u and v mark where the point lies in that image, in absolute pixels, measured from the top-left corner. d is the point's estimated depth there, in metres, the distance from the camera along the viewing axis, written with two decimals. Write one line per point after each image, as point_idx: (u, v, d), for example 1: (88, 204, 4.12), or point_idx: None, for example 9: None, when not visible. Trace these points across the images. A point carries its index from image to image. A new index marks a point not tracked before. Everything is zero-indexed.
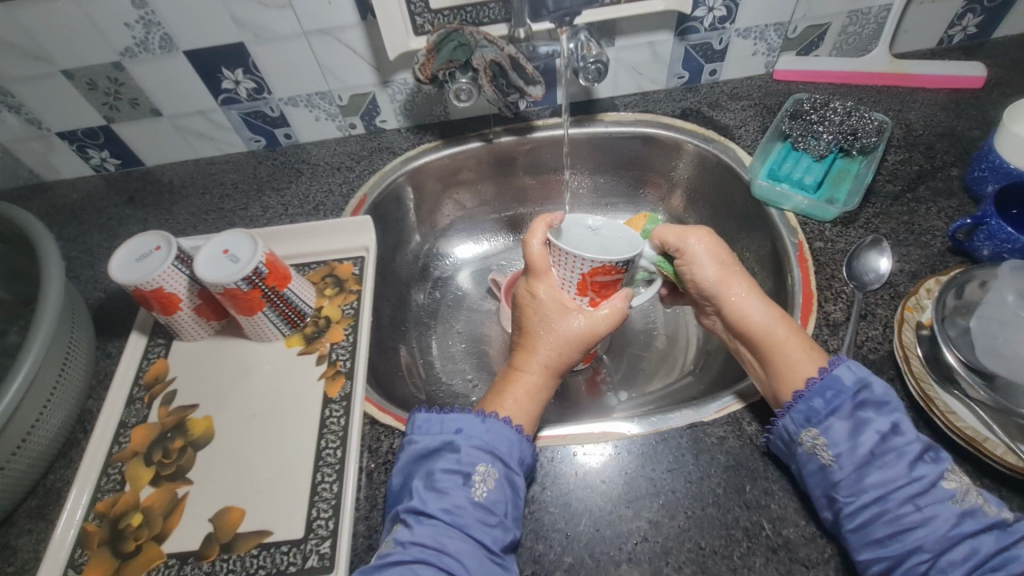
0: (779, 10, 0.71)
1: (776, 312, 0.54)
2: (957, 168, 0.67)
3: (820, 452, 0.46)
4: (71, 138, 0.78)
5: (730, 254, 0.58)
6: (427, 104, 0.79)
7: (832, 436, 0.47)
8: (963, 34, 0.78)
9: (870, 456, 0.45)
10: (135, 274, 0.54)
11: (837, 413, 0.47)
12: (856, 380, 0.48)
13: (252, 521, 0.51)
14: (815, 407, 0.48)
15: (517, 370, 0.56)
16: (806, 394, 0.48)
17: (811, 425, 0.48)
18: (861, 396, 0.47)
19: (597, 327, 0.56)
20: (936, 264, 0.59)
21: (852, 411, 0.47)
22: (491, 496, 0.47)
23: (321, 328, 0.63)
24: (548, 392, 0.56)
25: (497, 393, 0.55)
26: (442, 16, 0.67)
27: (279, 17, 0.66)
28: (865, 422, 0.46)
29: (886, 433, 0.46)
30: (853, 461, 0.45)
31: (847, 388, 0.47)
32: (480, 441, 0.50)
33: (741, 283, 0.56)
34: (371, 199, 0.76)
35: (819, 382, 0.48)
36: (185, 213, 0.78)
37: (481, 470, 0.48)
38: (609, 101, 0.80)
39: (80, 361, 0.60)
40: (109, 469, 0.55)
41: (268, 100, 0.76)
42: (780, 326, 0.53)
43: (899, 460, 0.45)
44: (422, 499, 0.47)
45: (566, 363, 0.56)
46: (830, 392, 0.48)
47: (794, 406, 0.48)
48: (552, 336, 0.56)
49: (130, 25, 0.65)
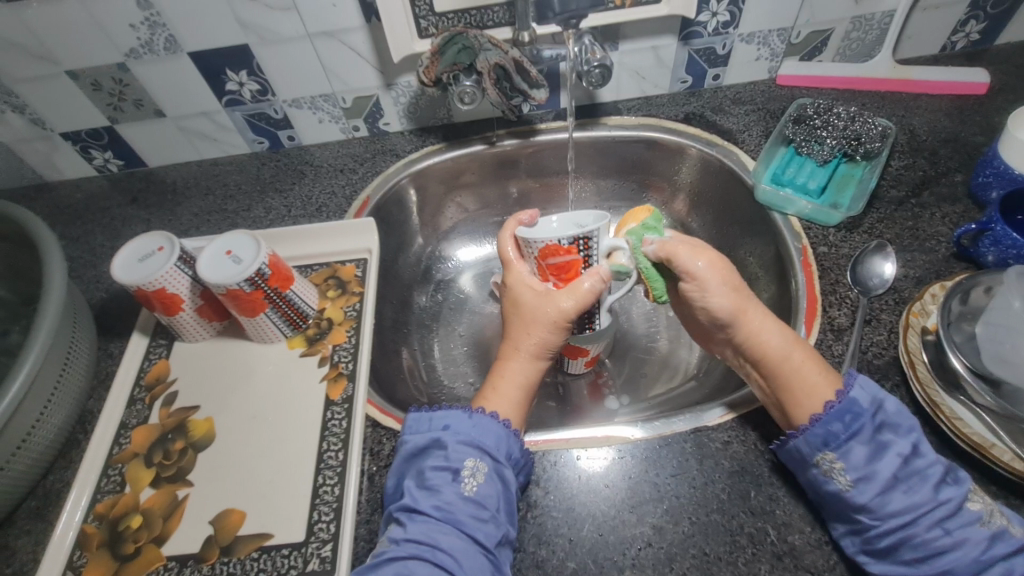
0: (782, 16, 0.71)
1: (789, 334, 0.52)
2: (961, 174, 0.67)
3: (838, 476, 0.45)
4: (75, 139, 0.78)
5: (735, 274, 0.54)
6: (431, 106, 0.79)
7: (850, 460, 0.45)
8: (966, 41, 0.78)
9: (893, 480, 0.44)
10: (137, 275, 0.53)
11: (856, 437, 0.46)
12: (872, 400, 0.47)
13: (253, 524, 0.51)
14: (834, 431, 0.46)
15: (503, 365, 0.56)
16: (824, 419, 0.46)
17: (828, 449, 0.46)
18: (879, 418, 0.46)
19: (563, 309, 0.54)
20: (941, 270, 0.59)
21: (871, 434, 0.46)
22: (481, 491, 0.47)
23: (323, 330, 0.63)
24: (533, 383, 0.56)
25: (493, 389, 0.54)
26: (446, 19, 0.68)
27: (284, 19, 0.66)
28: (885, 445, 0.45)
29: (907, 455, 0.45)
30: (876, 486, 0.44)
31: (865, 410, 0.46)
32: (467, 436, 0.49)
33: (755, 305, 0.53)
34: (374, 201, 0.76)
35: (839, 404, 0.47)
36: (188, 214, 0.78)
37: (470, 465, 0.48)
38: (612, 106, 0.80)
39: (81, 362, 0.60)
40: (109, 470, 0.55)
41: (272, 102, 0.76)
42: (796, 348, 0.50)
43: (923, 483, 0.44)
44: (414, 498, 0.47)
45: (543, 346, 0.55)
46: (849, 415, 0.46)
47: (811, 430, 0.47)
48: (525, 326, 0.56)
49: (135, 26, 0.66)
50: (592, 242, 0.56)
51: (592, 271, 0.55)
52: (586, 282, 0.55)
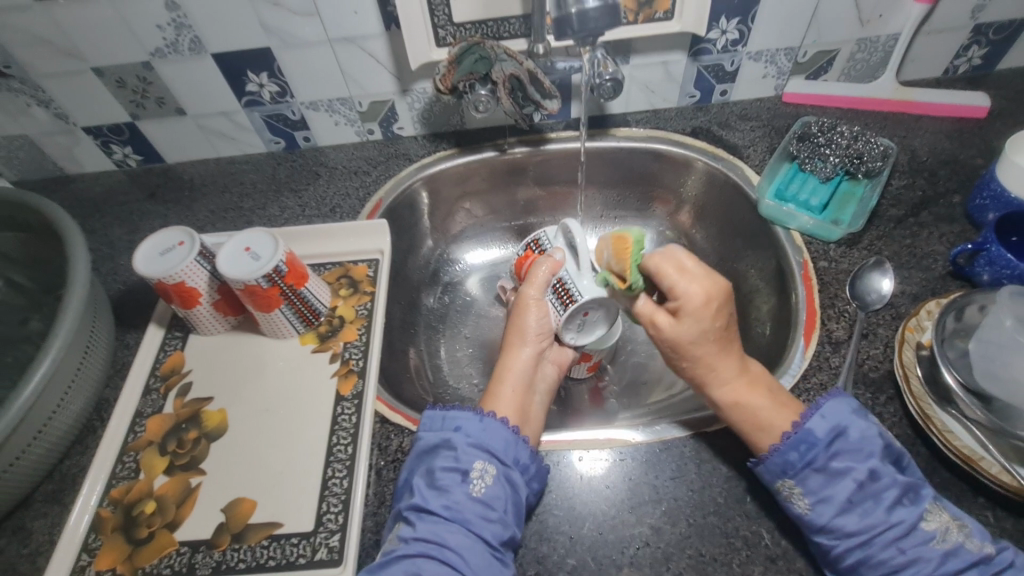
0: (790, 35, 0.74)
1: (753, 385, 0.52)
2: (959, 195, 0.69)
3: (798, 501, 0.47)
4: (96, 133, 0.80)
5: (698, 335, 0.51)
6: (445, 113, 0.81)
7: (809, 486, 0.47)
8: (968, 65, 0.80)
9: (849, 503, 0.45)
10: (158, 268, 0.55)
11: (812, 466, 0.47)
12: (829, 430, 0.47)
13: (263, 513, 0.52)
14: (791, 459, 0.47)
15: (501, 368, 0.60)
16: (781, 448, 0.48)
17: (788, 476, 0.48)
18: (835, 446, 0.47)
19: (527, 296, 0.62)
20: (937, 288, 0.61)
21: (827, 462, 0.47)
22: (489, 492, 0.49)
23: (335, 328, 0.65)
24: (519, 370, 0.59)
25: (493, 394, 0.57)
26: (463, 29, 0.70)
27: (306, 24, 0.69)
28: (841, 472, 0.46)
29: (864, 480, 0.46)
30: (833, 510, 0.45)
31: (820, 440, 0.47)
32: (477, 439, 0.51)
33: (710, 365, 0.52)
34: (386, 204, 0.78)
35: (792, 437, 0.48)
36: (205, 210, 0.80)
37: (479, 467, 0.50)
38: (621, 117, 0.82)
39: (100, 351, 0.62)
40: (124, 457, 0.56)
41: (290, 104, 0.78)
42: (750, 402, 0.51)
43: (877, 505, 0.45)
44: (423, 497, 0.48)
45: (522, 331, 0.61)
46: (803, 445, 0.47)
47: (770, 458, 0.48)
48: (511, 321, 0.63)
49: (162, 27, 0.68)
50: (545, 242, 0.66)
51: (547, 257, 0.62)
52: (539, 268, 0.62)
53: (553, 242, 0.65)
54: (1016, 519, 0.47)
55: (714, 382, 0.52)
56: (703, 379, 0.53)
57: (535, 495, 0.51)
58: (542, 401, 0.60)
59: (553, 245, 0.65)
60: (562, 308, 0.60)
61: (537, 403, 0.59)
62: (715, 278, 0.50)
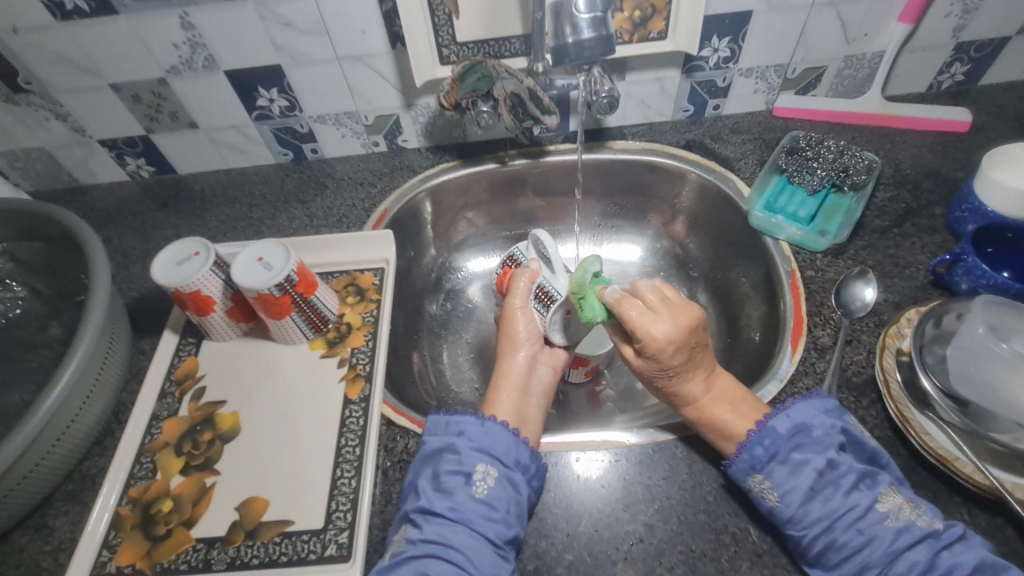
0: (779, 53, 0.77)
1: (717, 398, 0.55)
2: (941, 207, 0.72)
3: (768, 495, 0.50)
4: (111, 146, 0.83)
5: (666, 368, 0.55)
6: (448, 127, 0.84)
7: (775, 479, 0.49)
8: (951, 81, 0.83)
9: (811, 491, 0.48)
10: (176, 277, 0.58)
11: (776, 458, 0.50)
12: (791, 427, 0.52)
13: (275, 511, 0.55)
14: (757, 455, 0.51)
15: (497, 376, 0.63)
16: (747, 445, 0.51)
17: (756, 472, 0.50)
18: (796, 439, 0.51)
19: (512, 306, 0.66)
20: (918, 296, 0.64)
21: (789, 454, 0.50)
22: (491, 493, 0.51)
23: (342, 334, 0.67)
24: (515, 375, 0.62)
25: (491, 400, 0.60)
26: (466, 48, 0.73)
27: (315, 43, 0.72)
28: (802, 463, 0.49)
29: (823, 469, 0.49)
30: (798, 498, 0.48)
31: (781, 434, 0.51)
32: (479, 443, 0.54)
33: (680, 388, 0.56)
34: (391, 214, 0.81)
35: (756, 433, 0.52)
36: (215, 220, 0.83)
37: (481, 469, 0.52)
38: (617, 130, 0.85)
39: (118, 356, 0.64)
40: (141, 458, 0.59)
41: (299, 117, 0.81)
42: (712, 414, 0.54)
43: (836, 491, 0.48)
44: (429, 499, 0.51)
45: (512, 339, 0.65)
46: (767, 440, 0.51)
47: (738, 457, 0.51)
48: (501, 330, 0.66)
49: (178, 45, 0.71)
50: (521, 259, 0.70)
51: (524, 269, 0.67)
52: (519, 279, 0.66)
53: (526, 255, 0.70)
54: (990, 517, 0.50)
55: (682, 400, 0.57)
56: (673, 399, 0.57)
57: (536, 493, 0.54)
58: (539, 403, 0.62)
59: (526, 258, 0.70)
60: (545, 310, 0.64)
61: (534, 406, 0.61)
62: (680, 324, 0.53)
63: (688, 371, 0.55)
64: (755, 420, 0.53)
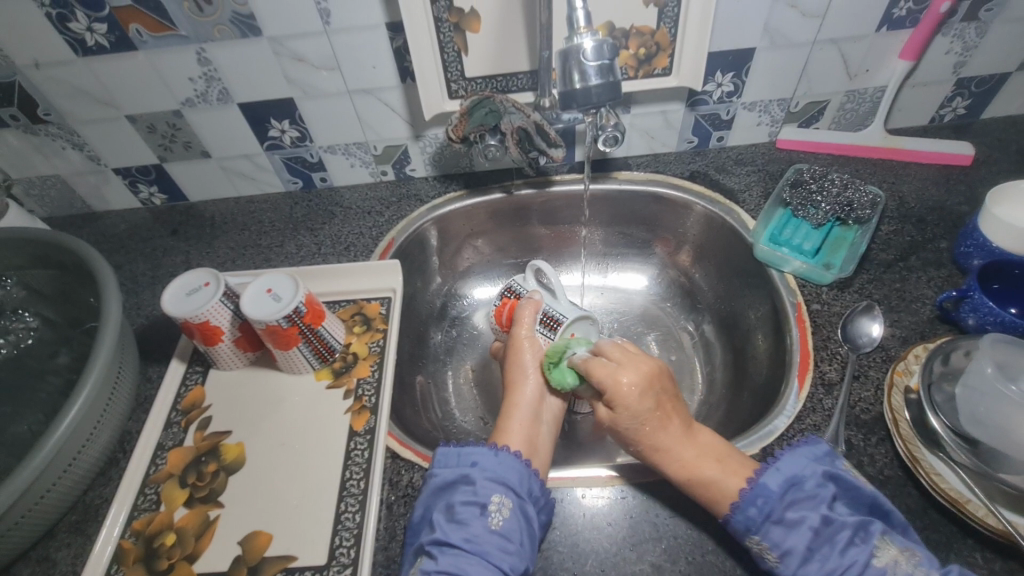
0: (781, 88, 0.78)
1: (702, 454, 0.54)
2: (946, 241, 0.72)
3: (767, 555, 0.49)
4: (125, 174, 0.85)
5: (647, 412, 0.56)
6: (455, 157, 0.86)
7: (772, 540, 0.49)
8: (953, 114, 0.84)
9: (808, 551, 0.47)
10: (186, 308, 0.59)
11: (771, 518, 0.49)
12: (782, 483, 0.51)
13: (278, 546, 0.55)
14: (751, 515, 0.49)
15: (507, 407, 0.62)
16: (741, 505, 0.50)
17: (753, 534, 0.49)
18: (789, 496, 0.50)
19: (518, 335, 0.66)
20: (926, 331, 0.64)
21: (783, 513, 0.49)
22: (506, 525, 0.50)
23: (348, 364, 0.68)
24: (526, 404, 0.62)
25: (503, 428, 0.59)
26: (475, 83, 0.75)
27: (327, 77, 0.73)
28: (797, 521, 0.48)
29: (819, 527, 0.48)
30: (796, 559, 0.48)
31: (773, 493, 0.50)
32: (493, 473, 0.54)
33: (663, 442, 0.55)
34: (398, 243, 0.81)
35: (749, 491, 0.50)
36: (225, 248, 0.84)
37: (496, 500, 0.52)
38: (622, 161, 0.86)
39: (127, 385, 0.65)
40: (146, 489, 0.59)
41: (309, 148, 0.83)
42: (701, 472, 0.53)
43: (832, 549, 0.47)
44: (444, 531, 0.50)
45: (520, 369, 0.64)
46: (759, 499, 0.50)
47: (732, 517, 0.50)
48: (508, 361, 0.66)
49: (193, 80, 0.72)
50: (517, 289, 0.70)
51: (528, 299, 0.67)
52: (524, 309, 0.67)
53: (526, 285, 0.70)
54: (1005, 562, 0.49)
55: (665, 458, 0.54)
56: (655, 458, 0.55)
57: (544, 527, 0.54)
58: (550, 431, 0.62)
59: (526, 288, 0.70)
60: (553, 333, 0.65)
61: (546, 433, 0.61)
62: (641, 364, 0.58)
63: (666, 420, 0.56)
64: (746, 478, 0.52)
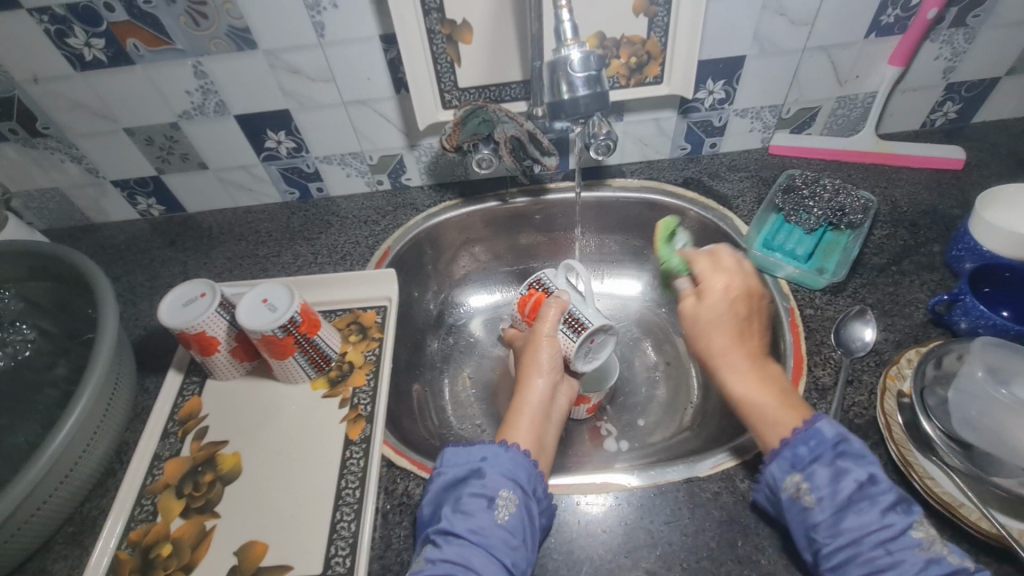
0: (773, 95, 0.79)
1: (766, 382, 0.54)
2: (938, 245, 0.72)
3: (803, 497, 0.47)
4: (123, 186, 0.85)
5: (729, 322, 0.58)
6: (450, 166, 0.86)
7: (814, 481, 0.47)
8: (944, 118, 0.85)
9: (847, 501, 0.46)
10: (182, 319, 0.59)
11: (820, 460, 0.48)
12: (837, 434, 0.49)
13: (274, 556, 0.55)
14: (800, 454, 0.48)
15: (518, 403, 0.61)
16: (791, 441, 0.49)
17: (795, 472, 0.48)
18: (843, 447, 0.48)
19: (541, 333, 0.66)
20: (919, 335, 0.64)
21: (834, 459, 0.47)
22: (512, 520, 0.50)
23: (344, 373, 0.68)
24: (537, 402, 0.61)
25: (512, 424, 0.59)
26: (468, 93, 0.75)
27: (322, 88, 0.74)
28: (845, 470, 0.47)
29: (864, 481, 0.46)
30: (831, 505, 0.46)
31: (830, 438, 0.48)
32: (503, 468, 0.53)
33: (732, 358, 0.56)
34: (394, 252, 0.82)
35: (803, 431, 0.49)
36: (222, 258, 0.84)
37: (504, 494, 0.51)
38: (616, 168, 0.87)
39: (124, 396, 0.65)
40: (142, 500, 0.59)
41: (305, 158, 0.83)
42: (758, 397, 0.53)
43: (872, 506, 0.45)
44: (450, 521, 0.50)
45: (537, 366, 0.64)
46: (813, 440, 0.48)
47: (780, 453, 0.49)
48: (524, 359, 0.66)
49: (190, 92, 0.73)
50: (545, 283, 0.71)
51: (555, 298, 0.67)
52: (550, 308, 0.66)
53: (556, 283, 0.70)
54: (1000, 566, 0.49)
55: (726, 370, 0.56)
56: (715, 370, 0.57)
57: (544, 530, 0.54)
58: (557, 431, 0.63)
59: (556, 286, 0.70)
60: (576, 335, 0.65)
61: (552, 432, 0.62)
62: (741, 278, 0.60)
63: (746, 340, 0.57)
64: (802, 420, 0.50)
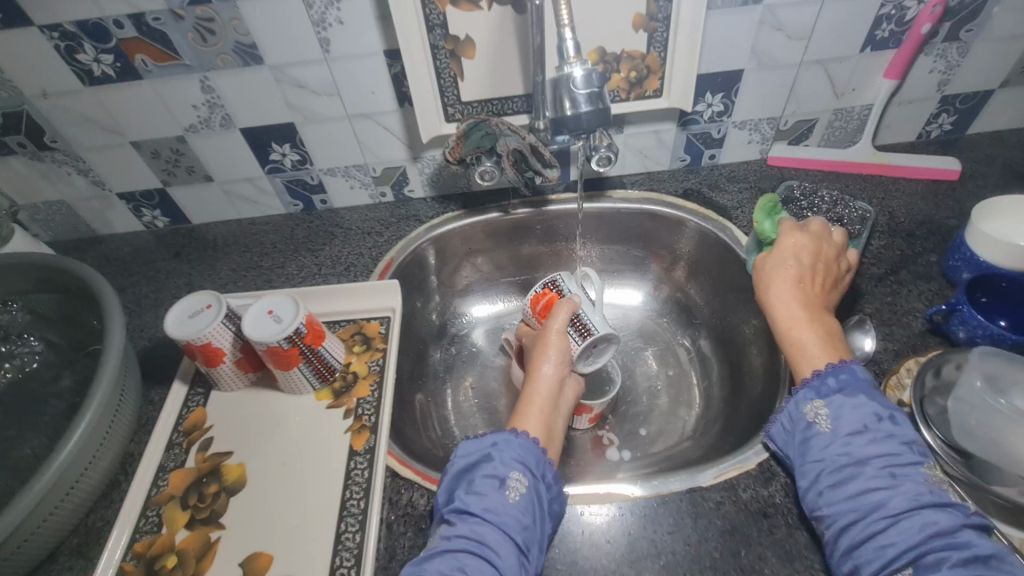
0: (770, 107, 0.80)
1: (812, 322, 0.59)
2: (935, 255, 0.73)
3: (820, 422, 0.52)
4: (129, 198, 0.86)
5: (796, 273, 0.62)
6: (453, 178, 0.87)
7: (834, 408, 0.52)
8: (939, 130, 0.86)
9: (863, 428, 0.50)
10: (188, 330, 0.59)
11: (844, 392, 0.52)
12: (867, 379, 0.54)
13: (278, 567, 0.55)
14: (827, 384, 0.53)
15: (529, 393, 0.62)
16: (823, 372, 0.54)
17: (818, 400, 0.53)
18: (869, 389, 0.53)
19: (552, 328, 0.67)
20: (918, 344, 0.64)
21: (858, 394, 0.52)
22: (524, 502, 0.51)
23: (349, 383, 0.68)
24: (546, 392, 0.62)
25: (522, 412, 0.60)
26: (470, 107, 0.76)
27: (327, 102, 0.75)
28: (867, 403, 0.51)
29: (883, 416, 0.50)
30: (846, 429, 0.50)
31: (860, 379, 0.53)
32: (514, 454, 0.53)
33: (786, 296, 0.61)
34: (397, 263, 0.83)
35: (837, 365, 0.54)
36: (226, 269, 0.85)
37: (516, 477, 0.52)
38: (617, 180, 0.88)
39: (129, 407, 0.65)
40: (147, 511, 0.59)
41: (310, 170, 0.84)
42: (801, 330, 0.59)
43: (887, 438, 0.49)
44: (464, 500, 0.51)
45: (548, 356, 0.65)
46: (843, 374, 0.53)
47: (809, 381, 0.55)
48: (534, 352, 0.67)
49: (197, 106, 0.74)
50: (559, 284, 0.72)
51: (568, 300, 0.68)
52: (561, 310, 0.67)
53: (570, 286, 0.71)
54: None
55: (776, 306, 0.62)
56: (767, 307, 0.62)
57: (554, 521, 0.53)
58: (563, 422, 0.63)
59: (569, 288, 0.71)
60: (581, 339, 0.67)
61: (560, 422, 0.62)
62: (818, 242, 0.64)
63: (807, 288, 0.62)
64: (839, 359, 0.55)
